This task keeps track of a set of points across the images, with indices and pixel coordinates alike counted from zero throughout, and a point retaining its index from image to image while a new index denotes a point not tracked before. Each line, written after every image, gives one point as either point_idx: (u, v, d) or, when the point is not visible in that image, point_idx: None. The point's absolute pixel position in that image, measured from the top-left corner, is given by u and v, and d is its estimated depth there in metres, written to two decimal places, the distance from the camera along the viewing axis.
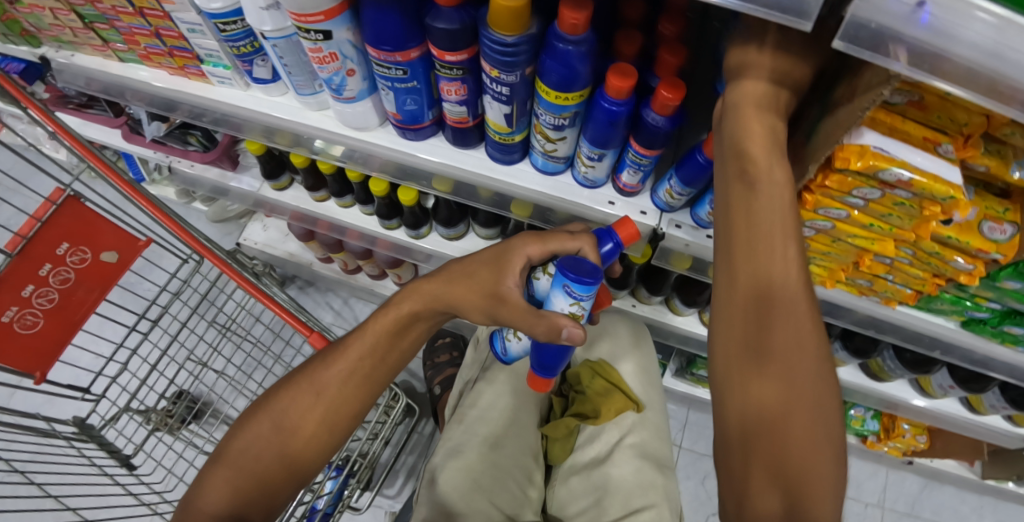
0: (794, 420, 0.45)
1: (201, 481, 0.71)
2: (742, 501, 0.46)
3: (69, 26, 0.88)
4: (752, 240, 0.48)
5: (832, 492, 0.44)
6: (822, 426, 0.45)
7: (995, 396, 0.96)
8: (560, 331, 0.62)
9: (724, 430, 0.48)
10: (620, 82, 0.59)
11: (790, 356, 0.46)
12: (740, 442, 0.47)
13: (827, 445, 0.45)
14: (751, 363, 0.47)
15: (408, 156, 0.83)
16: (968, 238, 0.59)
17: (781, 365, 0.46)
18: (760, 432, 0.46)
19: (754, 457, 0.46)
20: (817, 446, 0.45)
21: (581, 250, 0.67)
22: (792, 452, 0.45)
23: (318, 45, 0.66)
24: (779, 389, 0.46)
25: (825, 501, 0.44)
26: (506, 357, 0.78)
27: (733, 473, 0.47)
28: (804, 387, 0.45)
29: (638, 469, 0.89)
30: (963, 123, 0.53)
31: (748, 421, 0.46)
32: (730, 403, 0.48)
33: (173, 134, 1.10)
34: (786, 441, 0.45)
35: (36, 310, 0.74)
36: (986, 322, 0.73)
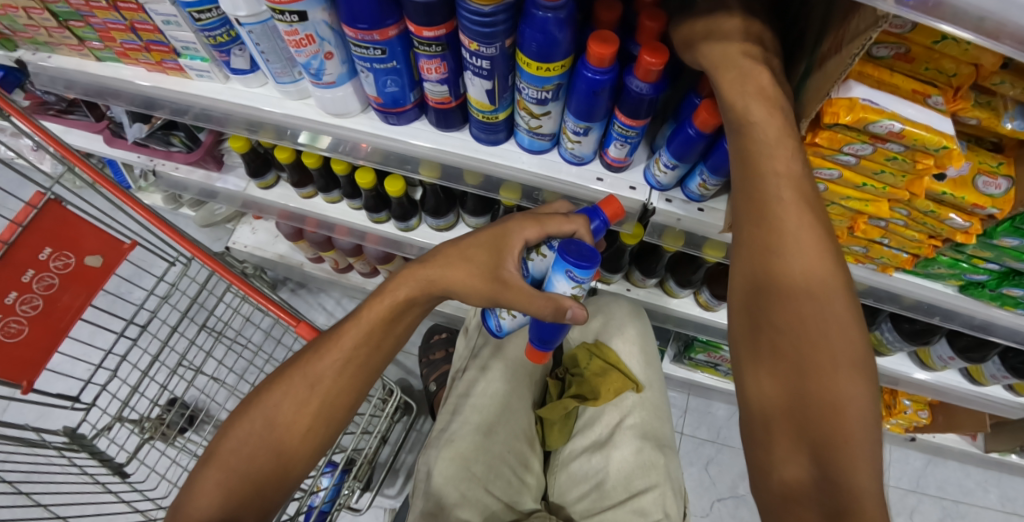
0: (810, 393, 0.48)
1: (192, 485, 0.68)
2: (769, 469, 0.49)
3: (43, 26, 0.86)
4: (749, 235, 0.54)
5: (862, 458, 0.46)
6: (846, 397, 0.48)
7: (995, 366, 0.95)
8: (565, 312, 0.62)
9: (747, 411, 0.52)
10: (601, 49, 0.58)
11: (798, 334, 0.50)
12: (762, 420, 0.50)
13: (851, 416, 0.47)
14: (760, 345, 0.52)
15: (393, 141, 0.81)
16: (963, 194, 0.58)
17: (790, 343, 0.50)
18: (777, 409, 0.50)
19: (775, 427, 0.49)
20: (842, 417, 0.47)
21: (577, 232, 0.65)
22: (812, 420, 0.48)
23: (293, 27, 0.64)
24: (790, 367, 0.49)
25: (854, 466, 0.46)
26: (500, 334, 0.76)
27: (759, 444, 0.51)
28: (817, 364, 0.49)
29: (638, 449, 0.88)
30: (952, 74, 0.52)
31: (765, 399, 0.50)
32: (748, 381, 0.52)
33: (155, 136, 1.07)
34: (806, 414, 0.48)
35: (21, 318, 0.72)
36: (984, 285, 0.71)
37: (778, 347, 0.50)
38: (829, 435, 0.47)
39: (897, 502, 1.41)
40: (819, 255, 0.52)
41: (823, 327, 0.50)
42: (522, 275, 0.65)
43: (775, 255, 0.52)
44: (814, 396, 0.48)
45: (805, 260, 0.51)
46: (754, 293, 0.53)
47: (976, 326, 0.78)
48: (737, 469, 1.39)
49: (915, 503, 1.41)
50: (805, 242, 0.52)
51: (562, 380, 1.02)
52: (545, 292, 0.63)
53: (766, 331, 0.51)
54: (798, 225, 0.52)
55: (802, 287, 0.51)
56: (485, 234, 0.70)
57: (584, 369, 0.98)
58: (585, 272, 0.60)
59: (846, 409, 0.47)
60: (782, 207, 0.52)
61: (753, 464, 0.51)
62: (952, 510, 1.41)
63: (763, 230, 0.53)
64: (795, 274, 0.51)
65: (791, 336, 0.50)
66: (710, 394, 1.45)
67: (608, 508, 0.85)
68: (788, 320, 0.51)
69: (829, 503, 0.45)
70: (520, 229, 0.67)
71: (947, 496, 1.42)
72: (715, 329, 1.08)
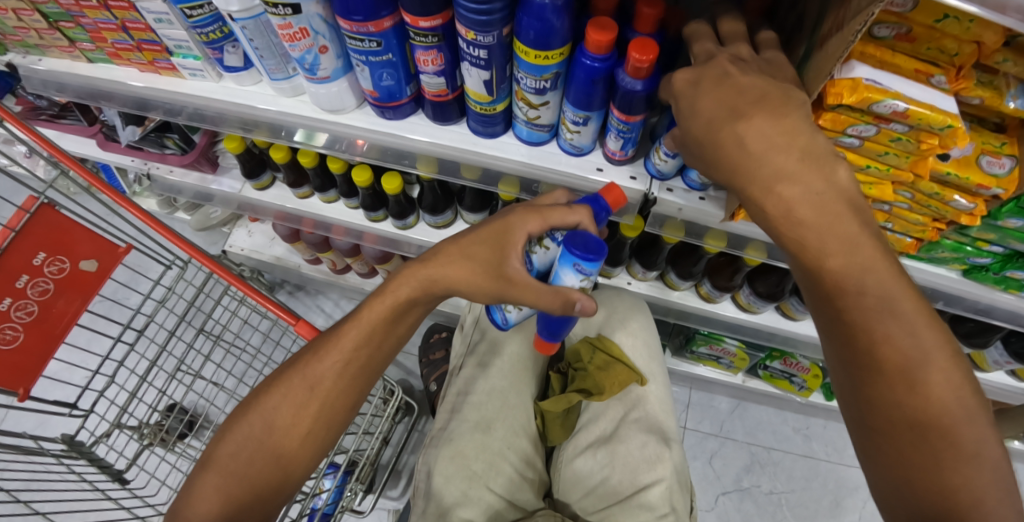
0: (906, 428, 0.52)
1: (190, 490, 0.67)
2: (889, 499, 0.54)
3: (33, 27, 0.84)
4: (809, 283, 0.54)
5: (982, 489, 0.49)
6: (953, 431, 0.50)
7: (998, 351, 0.94)
8: (573, 305, 0.61)
9: (860, 443, 0.56)
10: (599, 36, 0.58)
11: (890, 381, 0.52)
12: (874, 457, 0.55)
13: (956, 448, 0.50)
14: (849, 381, 0.54)
15: (389, 136, 0.80)
16: (968, 174, 0.57)
17: (884, 388, 0.52)
18: (878, 439, 0.54)
19: (885, 464, 0.54)
20: (946, 452, 0.50)
21: (581, 224, 0.63)
22: (917, 460, 0.51)
23: (287, 21, 0.64)
24: (891, 411, 0.52)
25: (978, 502, 0.49)
26: (505, 326, 0.75)
27: (874, 473, 0.55)
28: (913, 407, 0.51)
29: (643, 443, 0.88)
30: (954, 53, 0.52)
31: (874, 436, 0.54)
32: (856, 418, 0.55)
33: (148, 139, 1.04)
34: (920, 450, 0.51)
35: (16, 324, 0.71)
36: (987, 269, 0.71)
37: (865, 386, 0.53)
38: (934, 470, 0.50)
39: None
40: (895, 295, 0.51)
41: (906, 362, 0.51)
42: (527, 272, 0.64)
43: (850, 308, 0.52)
44: (918, 431, 0.51)
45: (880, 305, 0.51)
46: (831, 331, 0.55)
47: (980, 311, 0.77)
48: (741, 462, 1.38)
49: None
50: (874, 282, 0.51)
51: (565, 374, 1.01)
52: (552, 286, 0.62)
53: (862, 378, 0.53)
54: (857, 260, 0.50)
55: (880, 327, 0.51)
56: (484, 226, 0.68)
57: (587, 363, 0.97)
58: (590, 264, 0.59)
59: (947, 441, 0.50)
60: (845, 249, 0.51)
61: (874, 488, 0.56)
62: None
63: (824, 280, 0.52)
64: (870, 319, 0.51)
65: (877, 380, 0.52)
66: (711, 387, 1.44)
67: (615, 502, 0.84)
68: (878, 367, 0.52)
69: None
70: (521, 221, 0.65)
71: None
72: (717, 321, 1.07)
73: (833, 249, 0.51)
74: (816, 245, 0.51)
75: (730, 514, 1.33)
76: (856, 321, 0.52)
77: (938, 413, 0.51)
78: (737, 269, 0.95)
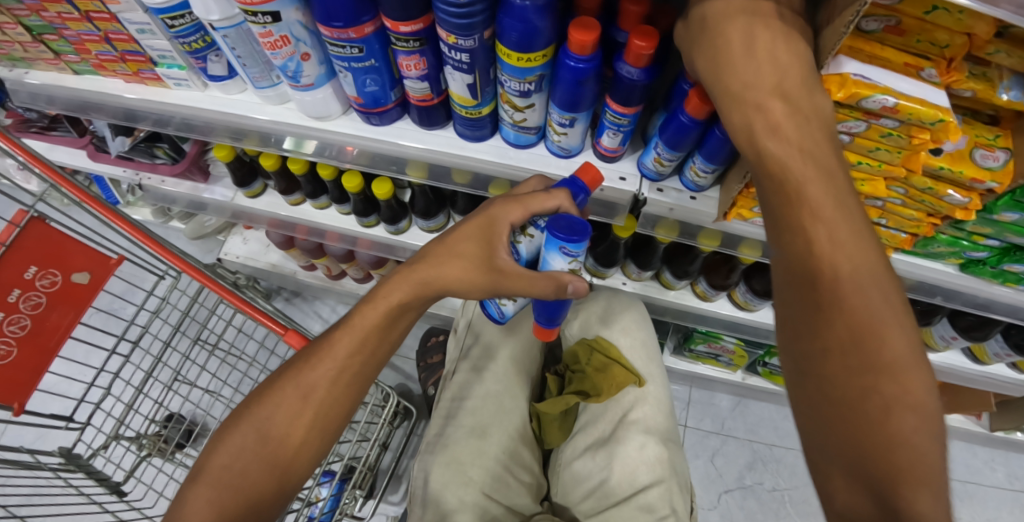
0: (856, 405, 0.41)
1: (179, 506, 0.64)
2: (826, 491, 0.43)
3: (18, 40, 0.83)
4: (776, 225, 0.47)
5: (926, 483, 0.39)
6: (906, 408, 0.40)
7: (998, 343, 0.93)
8: (566, 287, 0.60)
9: (798, 425, 0.46)
10: (582, 36, 0.57)
11: (840, 336, 0.43)
12: (810, 434, 0.44)
13: (907, 432, 0.40)
14: (798, 345, 0.45)
15: (376, 142, 0.80)
16: (961, 167, 0.56)
17: (832, 344, 0.43)
18: (820, 420, 0.43)
19: (826, 445, 0.43)
20: (882, 427, 0.40)
21: (560, 207, 0.62)
22: (860, 436, 0.41)
23: (267, 29, 0.63)
24: (835, 377, 0.43)
25: (919, 495, 0.39)
26: (503, 319, 0.76)
27: (812, 461, 0.45)
28: (864, 373, 0.42)
29: (641, 444, 0.86)
30: (945, 45, 0.50)
31: (811, 413, 0.44)
32: (796, 391, 0.46)
33: (138, 149, 1.05)
34: (865, 426, 0.41)
35: (9, 339, 0.71)
36: (985, 263, 0.70)
37: (818, 349, 0.44)
38: (877, 448, 0.40)
39: None
40: (861, 241, 0.44)
41: (875, 326, 0.42)
42: (517, 263, 0.64)
43: (816, 237, 0.44)
44: (859, 400, 0.41)
45: (847, 247, 0.44)
46: (789, 287, 0.46)
47: (978, 305, 0.76)
48: (743, 460, 1.37)
49: None
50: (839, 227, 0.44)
51: (563, 376, 1.01)
52: (541, 272, 0.62)
53: (807, 332, 0.44)
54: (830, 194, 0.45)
55: (850, 283, 0.43)
56: (467, 224, 0.67)
57: (585, 364, 0.96)
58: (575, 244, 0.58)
59: (886, 415, 0.40)
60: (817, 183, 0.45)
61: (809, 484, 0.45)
62: (961, 491, 1.37)
63: (793, 223, 0.45)
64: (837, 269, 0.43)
65: (833, 343, 0.43)
66: (712, 385, 1.43)
67: (614, 504, 0.83)
68: (831, 315, 0.43)
69: None
70: (503, 211, 0.64)
71: (955, 477, 1.39)
72: (714, 320, 1.06)
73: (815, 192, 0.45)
74: (800, 192, 0.45)
75: (732, 512, 1.32)
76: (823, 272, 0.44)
77: (890, 382, 0.41)
78: (732, 268, 0.94)
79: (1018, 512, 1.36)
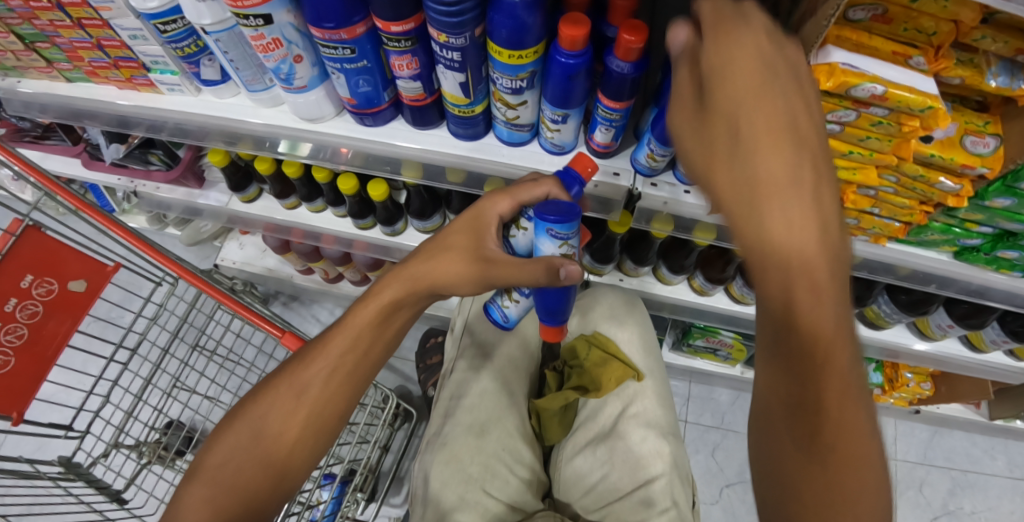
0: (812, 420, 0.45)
1: (175, 505, 0.64)
2: (768, 468, 0.49)
3: (10, 49, 0.83)
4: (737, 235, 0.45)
5: (855, 469, 0.46)
6: (843, 412, 0.45)
7: (994, 330, 0.93)
8: (559, 271, 0.59)
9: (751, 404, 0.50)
10: (572, 31, 0.57)
11: (792, 342, 0.44)
12: (763, 418, 0.49)
13: (845, 433, 0.45)
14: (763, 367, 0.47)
15: (370, 143, 0.80)
16: (952, 154, 0.56)
17: (786, 350, 0.45)
18: (774, 421, 0.48)
19: (775, 432, 0.48)
20: (823, 427, 0.45)
21: (550, 193, 0.63)
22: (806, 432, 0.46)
23: (259, 31, 0.63)
24: (788, 382, 0.45)
25: (848, 480, 0.46)
26: (508, 324, 0.79)
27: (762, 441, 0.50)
28: (812, 382, 0.44)
29: (642, 438, 0.87)
30: (932, 32, 0.51)
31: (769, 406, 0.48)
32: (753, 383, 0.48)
33: (133, 156, 1.03)
34: (812, 425, 0.45)
35: (6, 349, 0.70)
36: (979, 249, 0.70)
37: (778, 374, 0.46)
38: (816, 443, 0.46)
39: (905, 476, 1.37)
40: (814, 234, 0.43)
41: (837, 359, 0.44)
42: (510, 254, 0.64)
43: (769, 239, 0.43)
44: (807, 409, 0.45)
45: (799, 243, 0.43)
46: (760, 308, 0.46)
47: (972, 293, 0.76)
48: (744, 454, 1.37)
49: (924, 474, 1.38)
50: (802, 245, 0.43)
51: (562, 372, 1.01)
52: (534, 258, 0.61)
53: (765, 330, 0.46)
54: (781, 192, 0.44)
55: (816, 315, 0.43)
56: (459, 223, 0.68)
57: (584, 359, 0.97)
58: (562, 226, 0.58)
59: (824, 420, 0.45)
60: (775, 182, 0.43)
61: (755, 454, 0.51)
62: (962, 479, 1.37)
63: (748, 227, 0.44)
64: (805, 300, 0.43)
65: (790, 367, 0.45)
66: (711, 380, 1.43)
67: (615, 499, 0.83)
68: (783, 317, 0.44)
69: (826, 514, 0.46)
70: (491, 204, 0.66)
71: (955, 466, 1.39)
72: (711, 315, 1.06)
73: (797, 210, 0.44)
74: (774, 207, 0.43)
75: (735, 506, 1.32)
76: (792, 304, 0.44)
77: (832, 390, 0.44)
78: (728, 260, 0.94)
79: (1018, 500, 1.36)
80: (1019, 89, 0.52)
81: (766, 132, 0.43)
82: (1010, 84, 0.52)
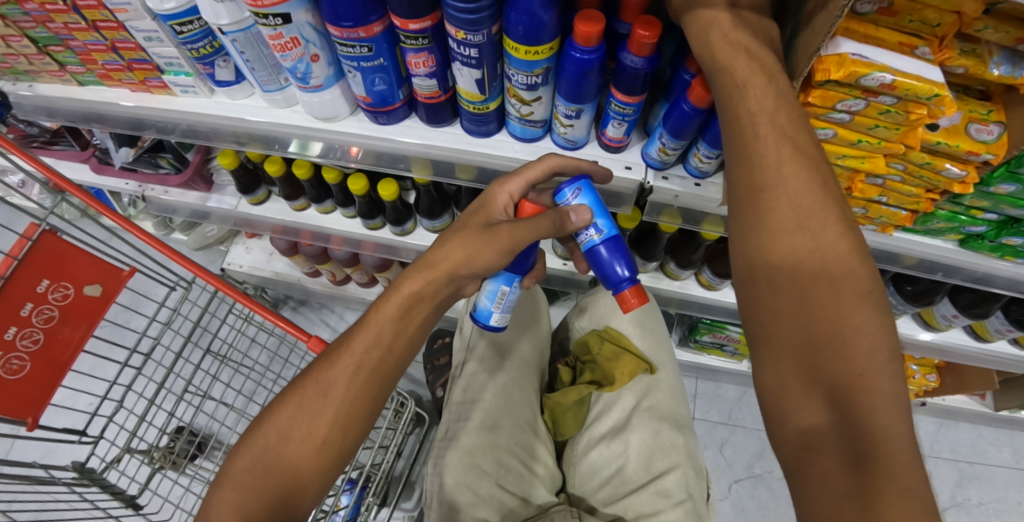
0: (820, 351, 0.52)
1: (206, 511, 0.62)
2: (800, 418, 0.53)
3: (22, 53, 0.84)
4: (746, 225, 0.56)
5: (880, 397, 0.50)
6: (852, 345, 0.51)
7: (998, 320, 0.95)
8: (568, 215, 0.65)
9: (763, 381, 0.56)
10: (587, 28, 0.59)
11: (794, 312, 0.53)
12: (777, 379, 0.54)
13: (862, 368, 0.50)
14: (767, 330, 0.55)
15: (386, 141, 0.81)
16: (957, 141, 0.58)
17: (785, 319, 0.54)
18: (790, 372, 0.53)
19: (805, 376, 0.53)
20: (838, 369, 0.51)
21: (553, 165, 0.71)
22: (839, 365, 0.51)
23: (277, 31, 0.64)
24: (799, 335, 0.53)
25: (873, 407, 0.50)
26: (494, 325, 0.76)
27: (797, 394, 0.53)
28: (829, 316, 0.52)
29: (656, 432, 0.89)
30: (936, 24, 0.52)
31: (782, 369, 0.54)
32: (765, 358, 0.55)
33: (142, 159, 1.05)
34: (828, 366, 0.51)
35: (23, 354, 0.70)
36: (984, 237, 0.72)
37: (789, 329, 0.54)
38: (844, 380, 0.51)
39: None
40: (802, 205, 0.54)
41: (845, 328, 0.51)
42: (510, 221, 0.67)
43: (767, 227, 0.54)
44: (810, 348, 0.52)
45: (789, 220, 0.54)
46: (742, 290, 0.58)
47: (978, 280, 0.78)
48: (751, 449, 1.38)
49: (931, 467, 1.39)
50: (792, 209, 0.54)
51: (574, 368, 1.03)
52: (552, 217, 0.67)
53: (765, 288, 0.55)
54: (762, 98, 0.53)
55: (829, 271, 0.53)
56: (489, 206, 0.71)
57: (597, 354, 0.97)
58: (565, 195, 0.66)
59: (844, 367, 0.51)
60: (749, 143, 0.54)
61: (771, 415, 0.56)
62: (968, 471, 1.39)
63: (751, 203, 0.55)
64: (795, 251, 0.53)
65: (799, 314, 0.53)
66: (718, 376, 1.45)
67: (628, 493, 0.85)
68: (788, 292, 0.54)
69: (859, 447, 0.49)
70: (499, 185, 0.71)
71: (961, 457, 1.40)
72: (719, 310, 1.08)
73: (788, 172, 0.53)
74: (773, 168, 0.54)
75: (744, 501, 1.33)
76: (780, 281, 0.54)
77: (842, 346, 0.51)
78: None
79: None
80: (1021, 77, 0.54)
81: (767, 97, 0.53)
82: (1013, 72, 0.54)
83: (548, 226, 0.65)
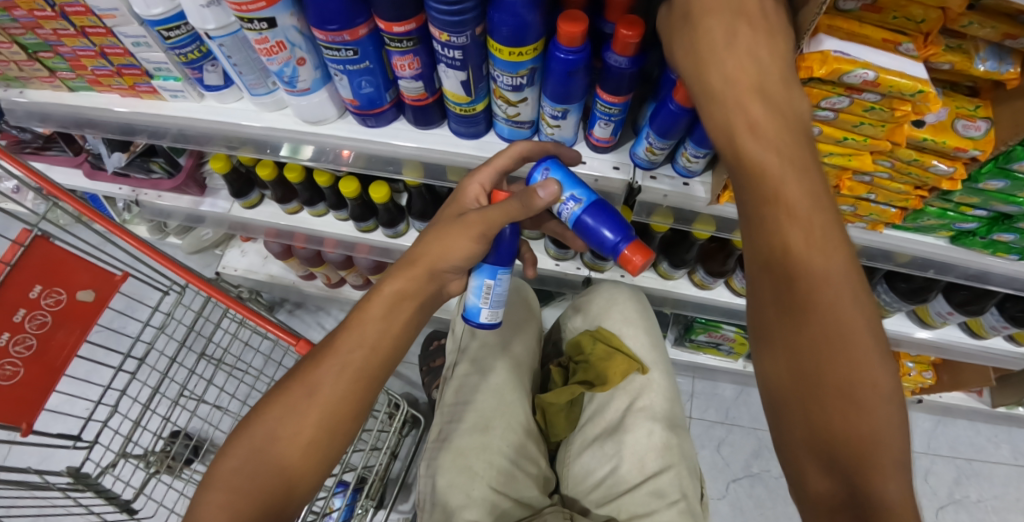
0: (823, 411, 0.47)
1: (193, 514, 0.61)
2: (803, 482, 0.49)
3: (13, 59, 0.84)
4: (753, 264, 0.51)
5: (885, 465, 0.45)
6: (862, 402, 0.46)
7: (993, 316, 0.94)
8: (535, 194, 0.64)
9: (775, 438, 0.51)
10: (571, 28, 0.58)
11: (797, 363, 0.48)
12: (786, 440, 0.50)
13: (870, 429, 0.46)
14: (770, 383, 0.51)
15: (374, 144, 0.81)
16: (944, 138, 0.58)
17: (788, 370, 0.49)
18: (797, 434, 0.49)
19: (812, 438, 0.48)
20: (844, 428, 0.46)
21: (524, 149, 0.71)
22: (845, 427, 0.46)
23: (263, 35, 0.64)
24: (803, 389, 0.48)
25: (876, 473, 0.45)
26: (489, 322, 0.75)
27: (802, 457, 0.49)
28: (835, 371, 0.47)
29: (651, 432, 0.87)
30: (921, 20, 0.52)
31: (790, 428, 0.49)
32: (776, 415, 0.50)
33: (134, 164, 1.03)
34: (835, 425, 0.47)
35: (15, 360, 0.71)
36: (975, 234, 0.72)
37: (789, 384, 0.49)
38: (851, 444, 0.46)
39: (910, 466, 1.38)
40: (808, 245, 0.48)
41: (855, 385, 0.46)
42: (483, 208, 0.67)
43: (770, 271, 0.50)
44: (817, 406, 0.47)
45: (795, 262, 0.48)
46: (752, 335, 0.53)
47: (971, 276, 0.78)
48: (749, 448, 1.37)
49: (929, 464, 1.38)
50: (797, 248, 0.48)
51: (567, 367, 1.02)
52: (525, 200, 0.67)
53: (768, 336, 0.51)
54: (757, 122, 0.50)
55: (840, 324, 0.47)
56: (463, 195, 0.71)
57: (590, 354, 0.97)
58: (537, 178, 0.68)
59: (851, 429, 0.46)
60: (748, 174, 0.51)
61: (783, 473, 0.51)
62: (967, 468, 1.38)
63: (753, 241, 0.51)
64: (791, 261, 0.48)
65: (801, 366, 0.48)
66: (714, 375, 1.45)
67: (622, 494, 0.84)
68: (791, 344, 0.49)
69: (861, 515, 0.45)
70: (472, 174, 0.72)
71: (959, 455, 1.40)
72: (713, 308, 1.08)
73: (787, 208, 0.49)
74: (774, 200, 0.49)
75: (742, 501, 1.33)
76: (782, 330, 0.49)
77: (852, 403, 0.46)
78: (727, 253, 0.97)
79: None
80: (1007, 72, 0.54)
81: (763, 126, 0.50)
82: (999, 68, 0.54)
83: (516, 209, 0.65)
